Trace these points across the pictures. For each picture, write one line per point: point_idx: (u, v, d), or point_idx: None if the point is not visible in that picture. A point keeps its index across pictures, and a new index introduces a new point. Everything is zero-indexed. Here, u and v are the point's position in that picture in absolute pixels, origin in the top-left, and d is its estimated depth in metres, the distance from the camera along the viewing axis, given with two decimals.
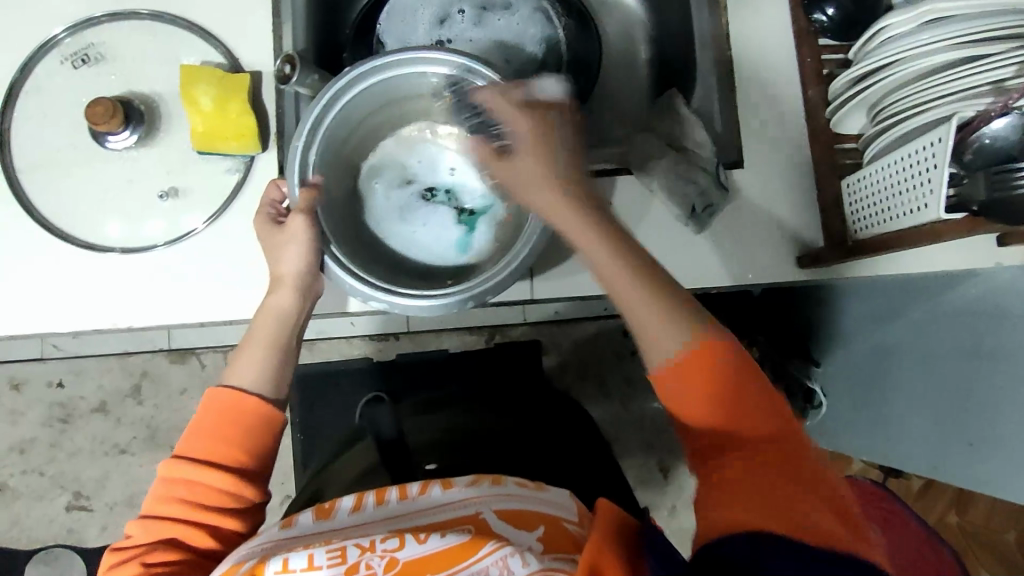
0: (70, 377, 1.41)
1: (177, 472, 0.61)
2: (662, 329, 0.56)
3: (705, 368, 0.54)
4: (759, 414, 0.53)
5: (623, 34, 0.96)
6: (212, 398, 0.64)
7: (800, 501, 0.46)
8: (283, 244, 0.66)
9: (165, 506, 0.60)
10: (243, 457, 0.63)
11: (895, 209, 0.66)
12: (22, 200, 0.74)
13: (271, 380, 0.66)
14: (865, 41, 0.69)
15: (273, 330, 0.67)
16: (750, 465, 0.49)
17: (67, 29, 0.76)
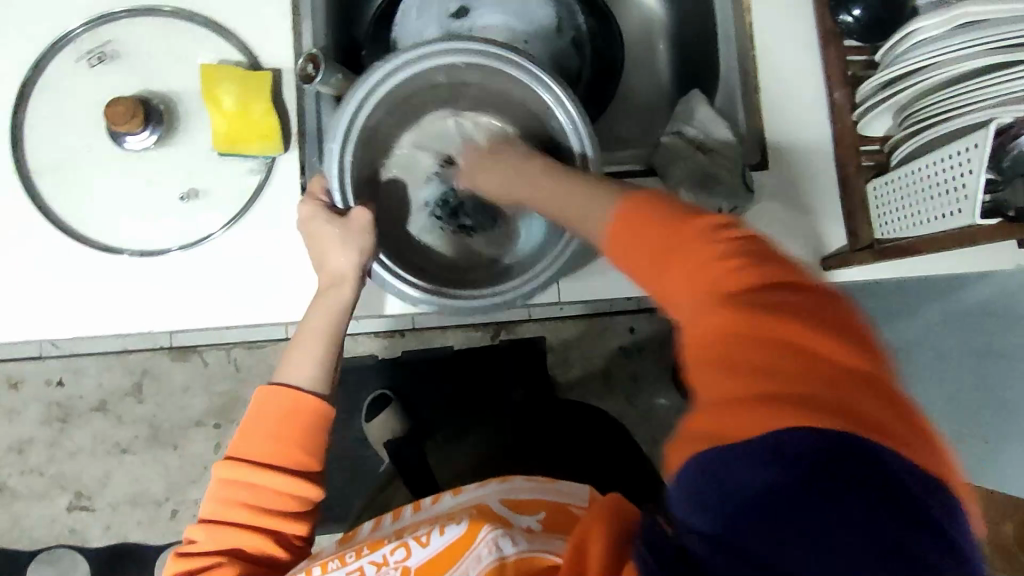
0: (69, 375, 1.38)
1: (239, 478, 0.60)
2: (614, 224, 0.52)
3: (663, 253, 0.48)
4: (749, 282, 0.44)
5: (642, 32, 0.96)
6: (270, 399, 0.61)
7: (800, 395, 0.38)
8: (343, 241, 0.64)
9: (228, 513, 0.60)
10: (304, 460, 0.61)
11: (924, 214, 0.66)
12: (37, 202, 0.72)
13: (325, 379, 0.64)
14: (896, 44, 0.69)
15: (328, 330, 0.65)
16: (731, 349, 0.42)
17: (82, 25, 0.74)
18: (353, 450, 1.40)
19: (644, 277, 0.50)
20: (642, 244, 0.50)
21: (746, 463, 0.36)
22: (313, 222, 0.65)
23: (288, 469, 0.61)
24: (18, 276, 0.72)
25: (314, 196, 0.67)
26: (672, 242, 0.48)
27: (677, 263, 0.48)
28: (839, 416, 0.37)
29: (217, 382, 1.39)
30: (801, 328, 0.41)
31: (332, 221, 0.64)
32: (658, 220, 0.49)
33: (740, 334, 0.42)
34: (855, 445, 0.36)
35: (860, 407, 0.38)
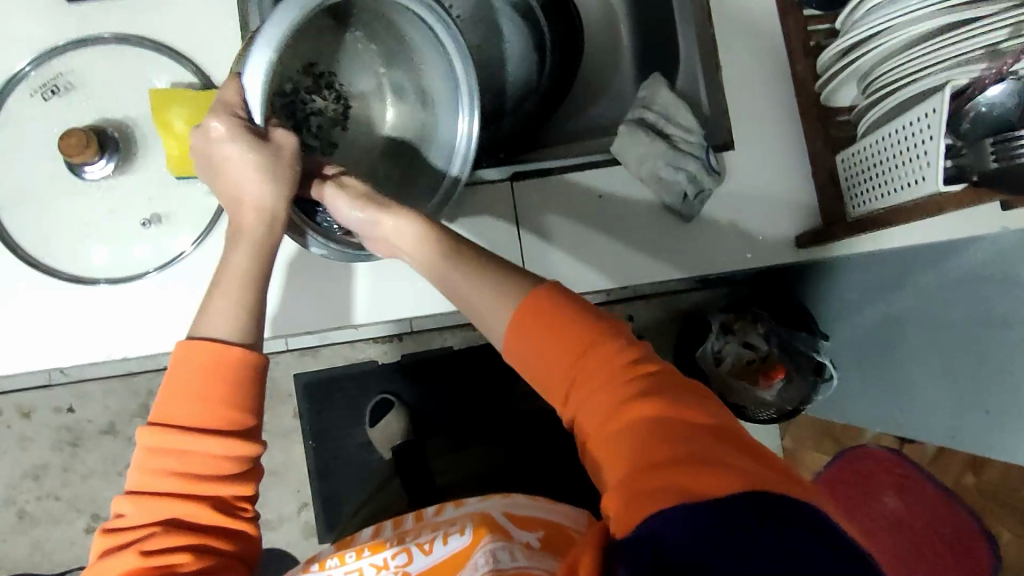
0: (76, 401, 1.39)
1: (166, 443, 0.51)
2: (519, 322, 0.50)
3: (577, 352, 0.48)
4: (634, 374, 0.47)
5: (604, 20, 0.95)
6: (192, 349, 0.53)
7: (698, 462, 0.40)
8: (269, 167, 0.61)
9: (156, 481, 0.51)
10: (236, 416, 0.53)
11: (893, 182, 0.64)
12: (3, 237, 0.73)
13: (246, 328, 0.56)
14: (853, 10, 0.67)
15: (244, 266, 0.60)
16: (630, 444, 0.43)
17: (33, 60, 0.74)
18: (359, 458, 1.39)
19: (554, 388, 0.49)
20: (549, 339, 0.49)
21: (674, 517, 0.36)
22: (229, 144, 0.60)
23: (217, 429, 0.52)
24: None
25: (224, 105, 0.61)
26: (578, 332, 0.49)
27: (583, 371, 0.48)
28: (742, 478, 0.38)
29: None
30: (688, 411, 0.44)
31: (252, 147, 0.60)
32: (558, 311, 0.50)
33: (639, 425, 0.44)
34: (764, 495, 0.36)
35: (756, 470, 0.39)
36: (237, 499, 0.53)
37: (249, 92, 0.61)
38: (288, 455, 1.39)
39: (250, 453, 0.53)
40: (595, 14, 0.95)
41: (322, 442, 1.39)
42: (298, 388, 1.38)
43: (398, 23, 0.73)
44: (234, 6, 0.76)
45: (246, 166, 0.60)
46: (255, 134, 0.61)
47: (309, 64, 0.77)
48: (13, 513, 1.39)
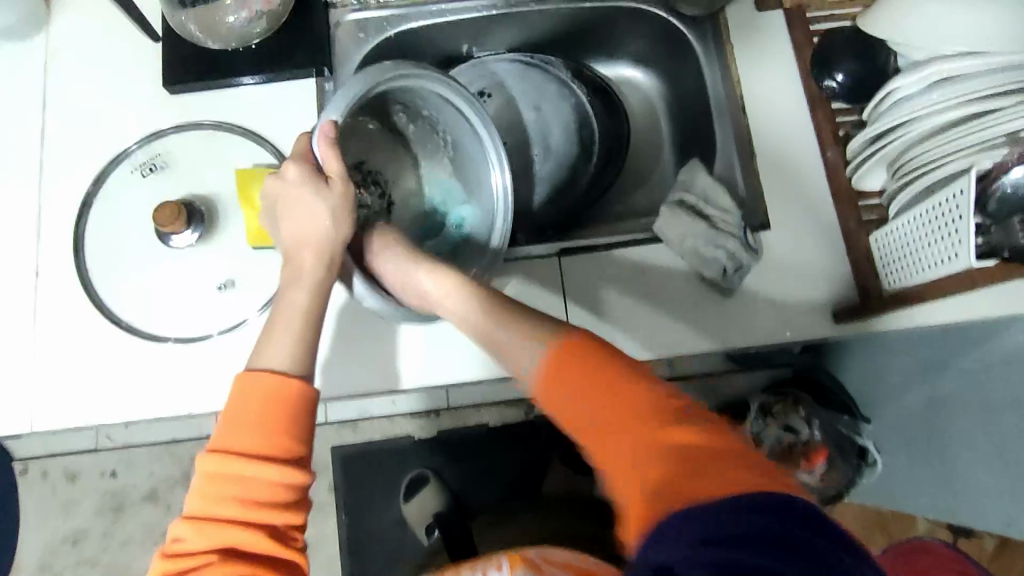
0: (123, 466, 1.39)
1: (227, 470, 0.54)
2: (557, 356, 0.53)
3: (606, 383, 0.50)
4: (681, 411, 0.48)
5: (645, 110, 1.02)
6: (257, 380, 0.57)
7: (711, 467, 0.43)
8: (330, 209, 0.67)
9: (218, 506, 0.54)
10: (293, 446, 0.57)
11: (929, 259, 0.67)
12: (93, 298, 0.80)
13: (302, 360, 0.61)
14: (878, 103, 0.74)
15: (308, 305, 0.65)
16: (673, 464, 0.44)
17: (137, 142, 0.84)
18: (394, 535, 1.37)
19: (560, 400, 0.52)
20: (585, 374, 0.51)
21: (704, 516, 0.40)
22: (299, 185, 0.67)
23: (277, 459, 0.56)
24: (73, 366, 0.78)
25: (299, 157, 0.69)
26: (609, 370, 0.50)
27: (586, 386, 0.50)
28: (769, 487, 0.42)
29: None
30: (724, 439, 0.46)
31: (320, 191, 0.67)
32: (593, 358, 0.52)
33: (672, 451, 0.45)
34: (807, 515, 0.40)
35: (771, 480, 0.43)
36: (289, 525, 0.56)
37: (324, 152, 0.66)
38: (324, 526, 1.39)
39: (303, 481, 0.57)
40: (636, 107, 1.02)
41: (358, 516, 1.39)
42: (337, 460, 1.40)
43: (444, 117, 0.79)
44: (312, 99, 0.85)
45: (312, 208, 0.67)
46: (321, 176, 0.67)
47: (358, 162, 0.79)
48: None
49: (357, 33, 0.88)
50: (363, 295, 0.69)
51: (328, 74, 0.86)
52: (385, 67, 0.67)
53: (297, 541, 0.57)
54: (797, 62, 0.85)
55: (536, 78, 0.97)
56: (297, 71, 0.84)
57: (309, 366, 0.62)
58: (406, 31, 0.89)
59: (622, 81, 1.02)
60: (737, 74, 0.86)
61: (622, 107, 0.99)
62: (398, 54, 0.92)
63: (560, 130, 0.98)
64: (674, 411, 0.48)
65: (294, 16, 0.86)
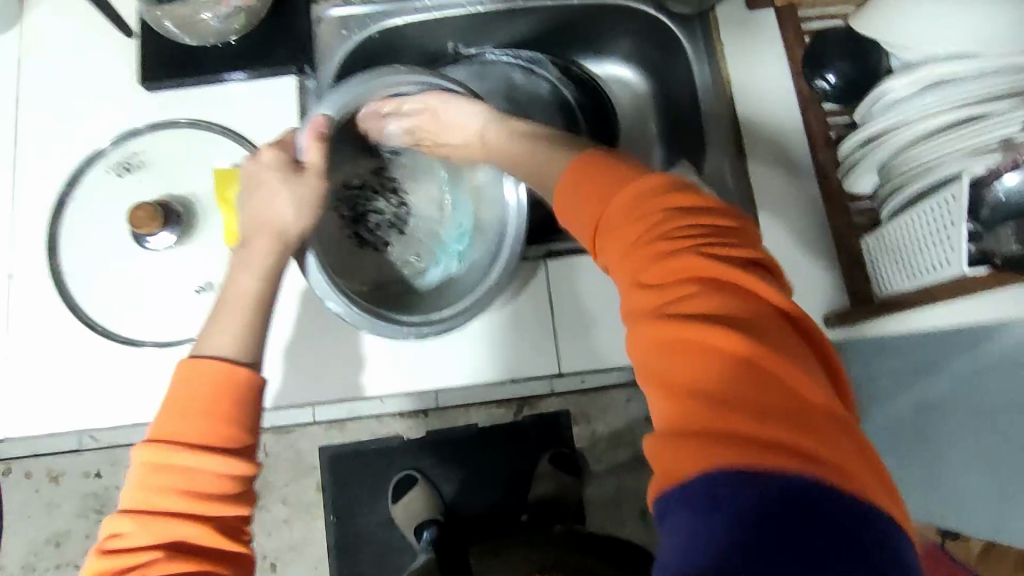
0: (107, 467, 1.37)
1: (167, 461, 0.50)
2: (576, 190, 0.54)
3: (655, 256, 0.48)
4: (722, 311, 0.44)
5: (635, 109, 1.00)
6: (199, 366, 0.53)
7: (759, 409, 0.41)
8: (295, 199, 0.67)
9: (157, 500, 0.49)
10: (238, 434, 0.52)
11: (920, 265, 0.65)
12: (68, 301, 0.78)
13: (247, 347, 0.56)
14: (869, 105, 0.72)
15: (252, 291, 0.61)
16: (696, 384, 0.43)
17: (113, 140, 0.82)
18: (379, 535, 1.40)
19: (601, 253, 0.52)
20: (630, 248, 0.49)
21: (733, 491, 0.39)
22: (268, 171, 0.68)
23: (221, 448, 0.51)
24: (47, 370, 0.76)
25: (280, 146, 0.72)
26: (659, 245, 0.48)
27: (621, 245, 0.50)
28: (778, 453, 0.40)
29: None
30: (767, 355, 0.42)
31: (288, 179, 0.68)
32: (640, 223, 0.49)
33: (703, 359, 0.43)
34: (806, 501, 0.38)
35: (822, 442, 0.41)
36: (238, 519, 0.52)
37: (306, 144, 0.71)
38: (311, 527, 1.37)
39: (251, 471, 0.52)
40: (626, 106, 1.00)
41: (346, 516, 1.38)
42: (322, 461, 1.35)
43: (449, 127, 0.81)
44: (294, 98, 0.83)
45: (275, 195, 0.67)
46: (298, 166, 0.70)
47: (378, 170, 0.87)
48: None
49: (340, 30, 0.86)
50: (326, 293, 0.70)
51: (311, 71, 0.84)
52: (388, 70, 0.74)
53: (246, 535, 0.52)
54: (788, 62, 0.83)
55: (535, 90, 0.96)
56: (277, 69, 0.82)
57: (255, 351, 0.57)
58: (389, 27, 0.87)
59: (611, 79, 1.00)
60: (728, 73, 0.84)
61: (611, 106, 0.98)
62: (383, 51, 0.90)
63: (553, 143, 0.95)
64: (724, 311, 0.44)
65: (274, 12, 0.83)
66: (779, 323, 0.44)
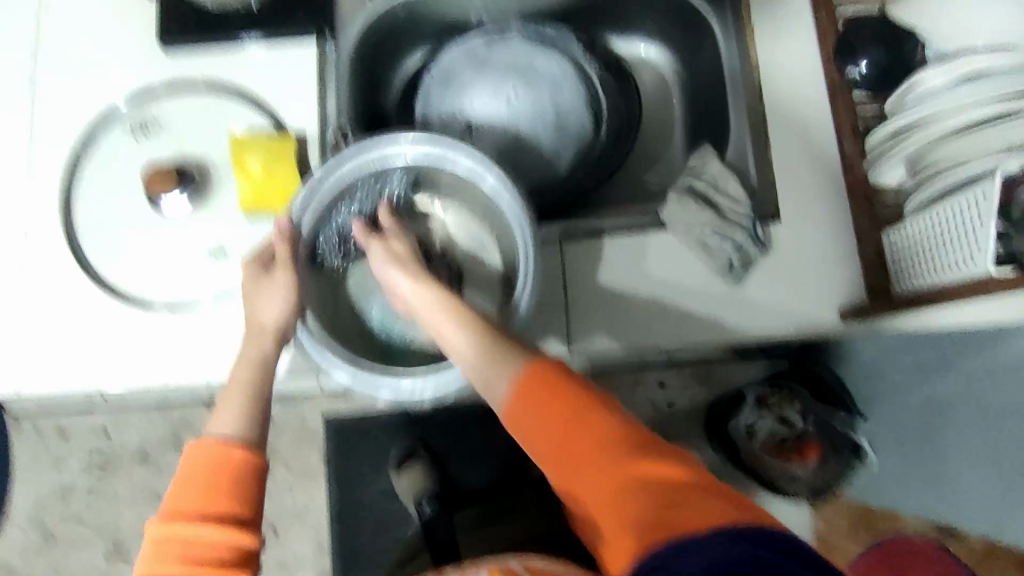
0: (114, 425, 1.37)
1: (172, 533, 0.54)
2: (519, 390, 0.55)
3: (560, 418, 0.53)
4: (618, 441, 0.51)
5: (658, 89, 0.98)
6: (200, 450, 0.57)
7: (673, 513, 0.46)
8: (278, 291, 0.66)
9: (161, 569, 0.53)
10: (238, 507, 0.56)
11: (944, 263, 0.64)
12: (81, 260, 0.78)
13: (247, 427, 0.59)
14: (899, 97, 0.71)
15: (251, 378, 0.63)
16: (629, 510, 0.47)
17: (131, 99, 0.81)
18: (382, 507, 1.38)
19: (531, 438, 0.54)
20: (534, 414, 0.54)
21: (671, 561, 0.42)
22: (243, 283, 0.67)
23: (221, 518, 0.55)
24: (58, 328, 0.77)
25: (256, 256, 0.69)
26: (563, 402, 0.53)
27: (539, 422, 0.54)
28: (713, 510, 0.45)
29: None
30: (650, 465, 0.49)
31: (262, 281, 0.67)
32: (548, 385, 0.54)
33: (618, 487, 0.49)
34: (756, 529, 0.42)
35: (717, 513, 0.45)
36: None
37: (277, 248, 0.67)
38: (312, 494, 1.38)
39: (250, 539, 0.55)
40: (649, 86, 0.98)
41: (347, 486, 1.38)
42: (327, 429, 1.38)
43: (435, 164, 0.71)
44: (313, 63, 0.82)
45: (262, 297, 0.66)
46: (268, 270, 0.68)
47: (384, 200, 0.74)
48: (39, 532, 1.35)
49: None
50: (331, 365, 0.65)
51: (331, 37, 0.83)
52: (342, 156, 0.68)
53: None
54: (818, 48, 0.81)
55: (520, 47, 0.91)
56: (298, 33, 0.81)
57: (255, 431, 0.60)
58: None
59: (635, 57, 0.98)
60: (756, 58, 0.83)
61: (635, 87, 0.95)
62: (406, 19, 0.89)
63: (570, 86, 0.91)
64: (603, 444, 0.51)
65: None
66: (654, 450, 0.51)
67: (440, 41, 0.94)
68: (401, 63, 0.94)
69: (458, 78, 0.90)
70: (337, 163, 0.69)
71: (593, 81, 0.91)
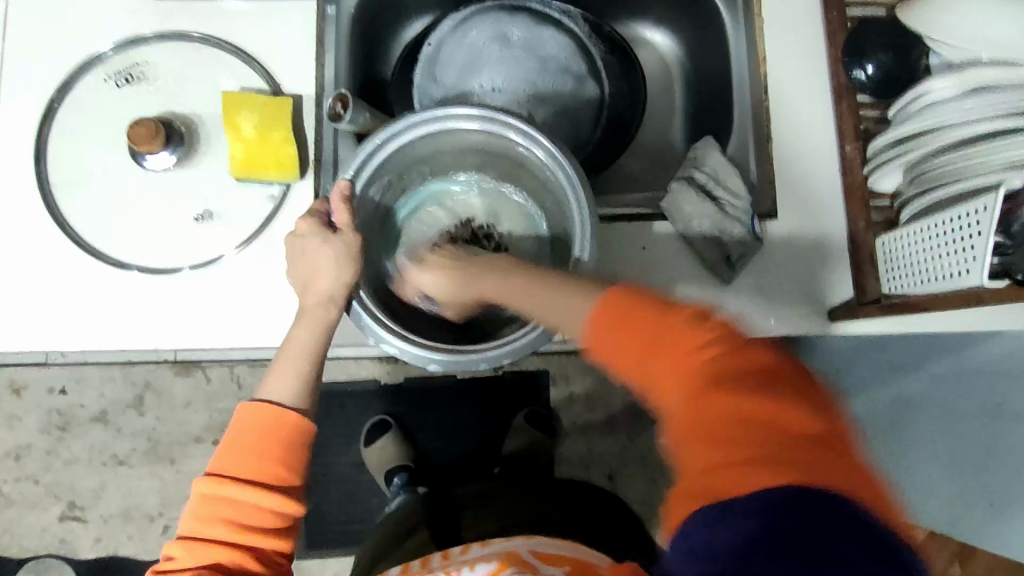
0: (73, 384, 1.32)
1: (222, 492, 0.57)
2: (596, 316, 0.48)
3: (649, 344, 0.46)
4: (699, 353, 0.44)
5: (660, 74, 0.97)
6: (256, 410, 0.60)
7: (791, 461, 0.38)
8: (350, 255, 0.66)
9: (206, 529, 0.56)
10: (287, 474, 0.59)
11: (936, 272, 0.65)
12: (55, 216, 0.74)
13: (303, 394, 0.63)
14: (904, 104, 0.71)
15: (312, 345, 0.65)
16: (712, 447, 0.40)
17: (115, 46, 0.76)
18: (350, 477, 1.37)
19: (620, 360, 0.47)
20: (625, 329, 0.47)
21: (722, 523, 0.37)
22: (308, 237, 0.66)
23: (271, 485, 0.58)
24: (27, 285, 0.73)
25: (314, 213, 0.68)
26: (654, 321, 0.46)
27: (646, 343, 0.46)
28: (777, 466, 0.38)
29: (218, 400, 1.32)
30: (762, 402, 0.40)
31: (329, 240, 0.66)
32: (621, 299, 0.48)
33: (716, 415, 0.41)
34: (812, 494, 0.36)
35: (830, 473, 0.37)
36: (275, 552, 0.58)
37: (335, 208, 0.67)
38: None
39: (293, 508, 0.59)
40: (651, 70, 0.97)
41: (315, 455, 1.37)
42: None
43: (468, 137, 0.73)
44: (311, 22, 0.78)
45: (321, 255, 0.65)
46: (331, 230, 0.67)
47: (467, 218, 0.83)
48: None
49: None
50: (377, 337, 0.65)
51: None
52: (376, 132, 0.68)
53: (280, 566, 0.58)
54: (827, 46, 0.81)
55: (457, 41, 0.88)
56: None
57: (308, 400, 0.63)
58: None
59: (639, 40, 0.97)
60: (764, 52, 0.82)
61: (639, 68, 0.92)
62: None
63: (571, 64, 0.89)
64: (716, 367, 0.43)
65: None
66: (762, 383, 0.41)
67: (439, 12, 0.91)
68: (400, 29, 0.91)
69: (428, 87, 0.88)
70: (387, 134, 0.68)
71: (595, 61, 0.90)
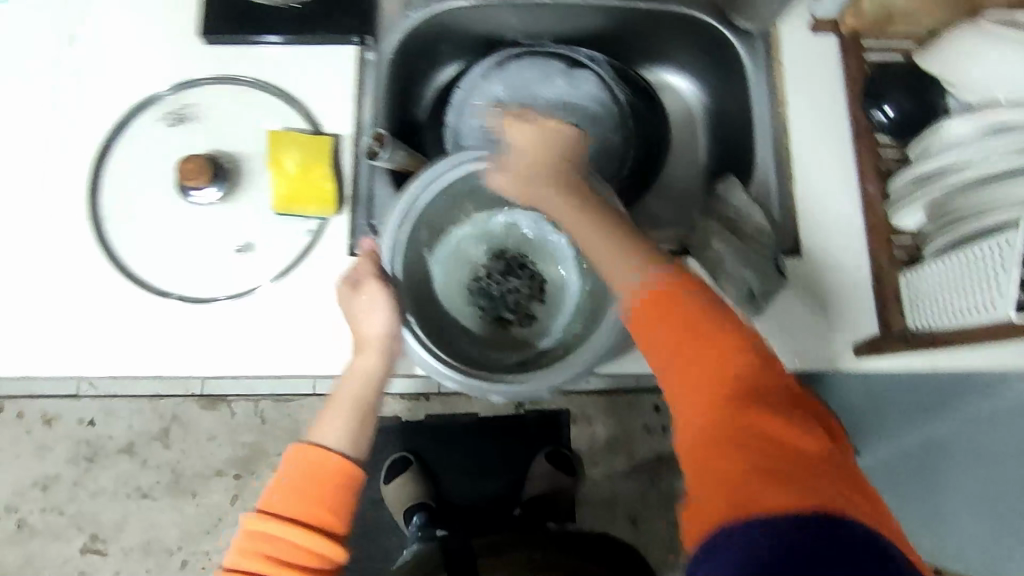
0: (102, 416, 1.34)
1: (264, 530, 0.60)
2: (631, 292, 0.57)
3: (666, 319, 0.55)
4: (728, 376, 0.52)
5: (682, 117, 1.01)
6: (304, 452, 0.62)
7: (801, 484, 0.46)
8: (382, 305, 0.67)
9: (247, 562, 0.59)
10: (328, 517, 0.61)
11: (963, 305, 0.66)
12: (104, 247, 0.77)
13: (354, 444, 0.64)
14: (925, 144, 0.73)
15: (361, 395, 0.67)
16: (740, 454, 0.48)
17: (168, 89, 0.81)
18: (370, 514, 1.36)
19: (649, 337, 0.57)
20: (656, 317, 0.56)
21: (752, 536, 0.44)
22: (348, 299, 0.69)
23: (312, 526, 0.60)
24: (72, 312, 0.76)
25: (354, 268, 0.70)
26: (662, 307, 0.56)
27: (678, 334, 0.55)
28: (790, 488, 0.46)
29: (242, 433, 1.34)
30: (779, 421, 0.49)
31: (359, 292, 0.68)
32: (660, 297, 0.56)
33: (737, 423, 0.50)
34: (827, 518, 0.44)
35: (824, 493, 0.46)
36: None
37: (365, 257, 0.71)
38: None
39: (331, 551, 0.60)
40: (673, 113, 1.01)
41: None
42: None
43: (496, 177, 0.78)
44: (351, 68, 0.83)
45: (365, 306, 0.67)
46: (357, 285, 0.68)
47: (501, 251, 0.86)
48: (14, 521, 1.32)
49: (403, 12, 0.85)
50: (432, 369, 0.69)
51: (371, 43, 0.84)
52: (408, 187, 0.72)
53: None
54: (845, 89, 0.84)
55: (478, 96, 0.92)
56: (336, 36, 0.82)
57: (359, 448, 0.65)
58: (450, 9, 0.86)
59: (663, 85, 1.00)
60: (784, 95, 0.85)
61: (661, 109, 0.95)
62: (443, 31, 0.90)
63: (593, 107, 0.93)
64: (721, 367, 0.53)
65: None
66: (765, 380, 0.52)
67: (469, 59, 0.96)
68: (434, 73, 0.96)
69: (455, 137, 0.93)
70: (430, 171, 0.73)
71: (619, 104, 0.93)
